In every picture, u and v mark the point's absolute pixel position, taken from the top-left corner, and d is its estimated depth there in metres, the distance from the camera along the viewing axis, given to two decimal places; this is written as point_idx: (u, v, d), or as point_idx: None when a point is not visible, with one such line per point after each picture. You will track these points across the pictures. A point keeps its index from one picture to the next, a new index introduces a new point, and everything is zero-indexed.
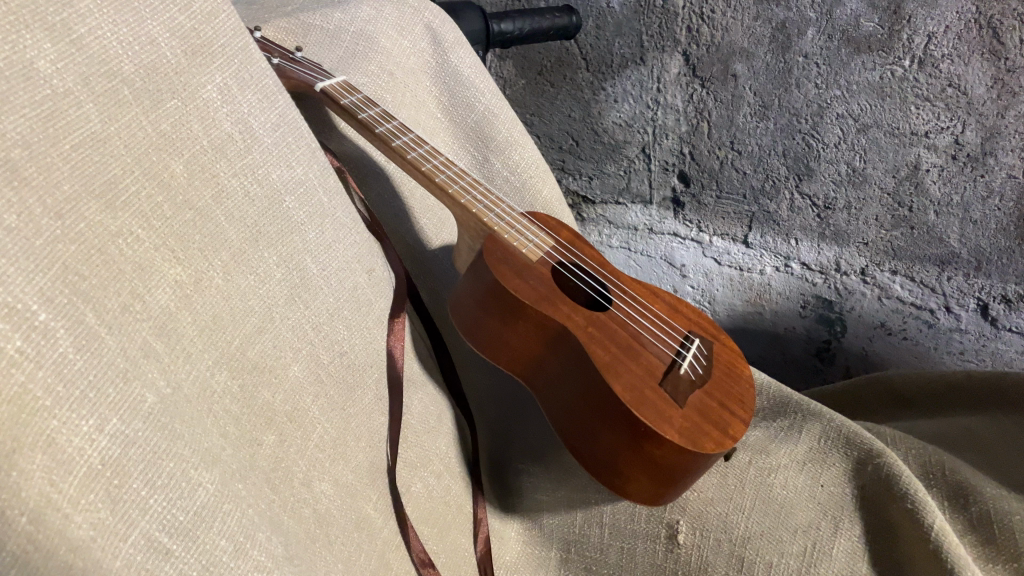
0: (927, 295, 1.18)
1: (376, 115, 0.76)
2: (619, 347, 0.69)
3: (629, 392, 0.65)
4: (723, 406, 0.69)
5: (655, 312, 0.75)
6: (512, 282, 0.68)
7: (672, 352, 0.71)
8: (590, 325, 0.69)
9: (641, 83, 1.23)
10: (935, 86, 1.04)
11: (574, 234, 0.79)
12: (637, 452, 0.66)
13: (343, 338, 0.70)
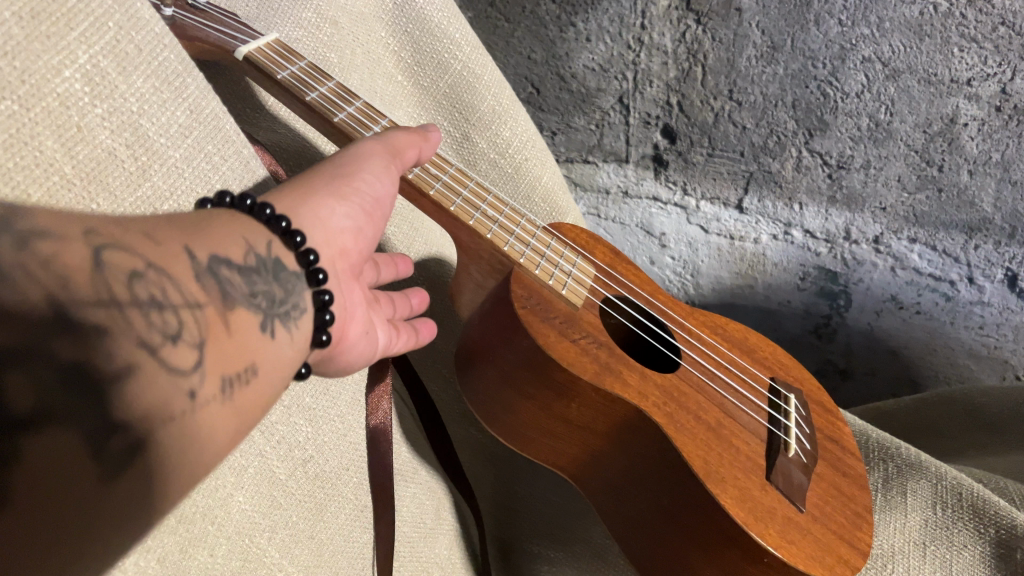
0: (948, 266, 1.03)
1: (330, 94, 0.54)
2: (712, 430, 0.56)
3: (738, 495, 0.53)
4: (844, 492, 0.57)
5: (725, 362, 0.63)
6: (568, 352, 0.55)
7: (768, 420, 0.59)
8: (669, 402, 0.56)
9: (621, 19, 1.00)
10: (985, 24, 0.83)
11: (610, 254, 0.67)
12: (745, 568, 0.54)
13: (307, 439, 0.49)
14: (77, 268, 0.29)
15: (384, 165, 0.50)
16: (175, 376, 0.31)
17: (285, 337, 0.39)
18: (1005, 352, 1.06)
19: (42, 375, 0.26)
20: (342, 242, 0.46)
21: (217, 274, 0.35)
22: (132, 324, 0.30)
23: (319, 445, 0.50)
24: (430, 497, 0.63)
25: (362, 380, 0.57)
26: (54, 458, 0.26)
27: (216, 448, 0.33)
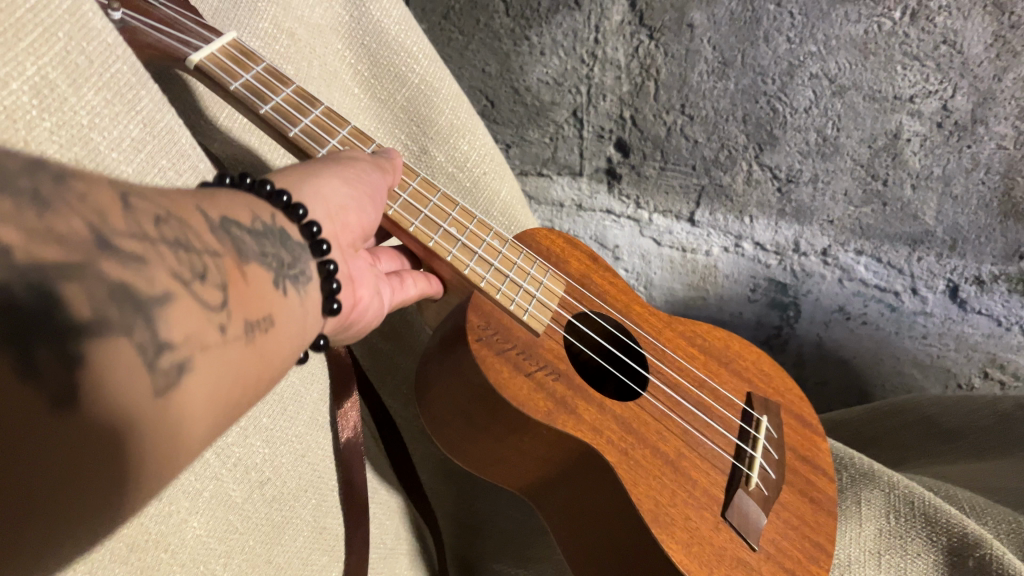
0: (893, 277, 1.06)
1: (285, 103, 0.54)
2: (666, 463, 0.60)
3: (682, 541, 0.57)
4: (796, 520, 0.62)
5: (683, 386, 0.67)
6: (521, 385, 0.58)
7: (724, 449, 0.64)
8: (626, 436, 0.60)
9: (575, 33, 1.01)
10: (928, 43, 0.85)
11: (581, 271, 0.71)
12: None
13: (265, 459, 0.48)
14: (111, 204, 0.29)
15: (373, 166, 0.53)
16: (208, 312, 0.31)
17: (296, 300, 0.40)
18: (947, 361, 1.09)
19: (96, 293, 0.26)
20: (342, 220, 0.48)
21: (230, 232, 0.36)
22: (166, 256, 0.30)
23: (277, 466, 0.49)
24: (389, 515, 0.62)
25: (324, 399, 0.56)
26: (111, 367, 0.27)
27: (244, 383, 0.34)
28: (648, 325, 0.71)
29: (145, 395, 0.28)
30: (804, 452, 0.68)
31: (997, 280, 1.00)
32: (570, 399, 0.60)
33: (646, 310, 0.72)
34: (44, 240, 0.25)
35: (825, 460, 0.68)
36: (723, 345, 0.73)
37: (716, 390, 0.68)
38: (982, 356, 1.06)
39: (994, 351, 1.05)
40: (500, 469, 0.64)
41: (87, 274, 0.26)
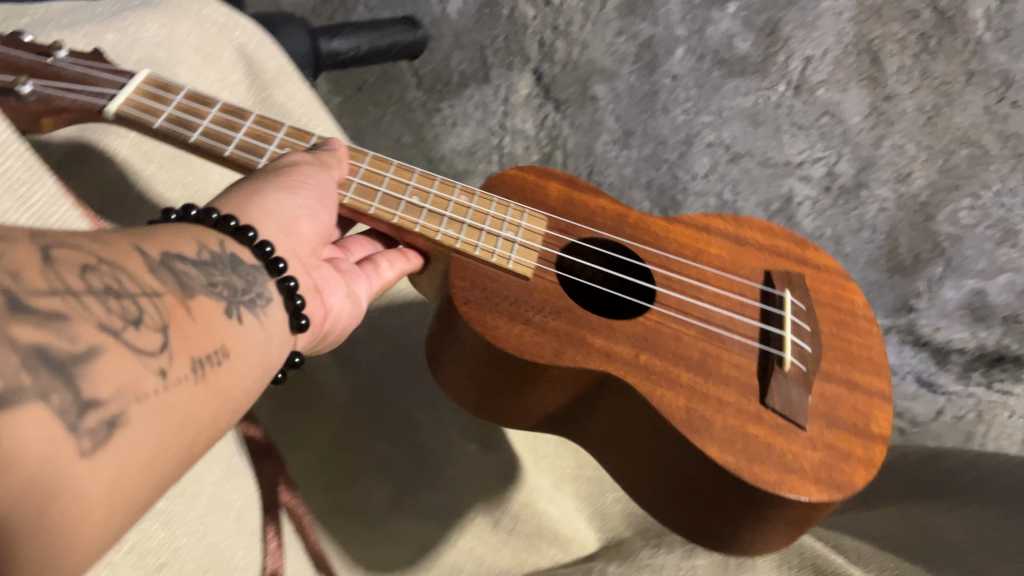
0: None
1: (213, 121, 0.63)
2: (688, 368, 0.65)
3: (729, 440, 0.61)
4: (836, 398, 0.66)
5: (690, 291, 0.72)
6: (517, 331, 0.65)
7: (745, 341, 0.68)
8: (638, 352, 0.66)
9: (485, 106, 1.07)
10: (811, 113, 0.92)
11: (565, 189, 0.78)
12: (769, 516, 0.61)
13: (159, 540, 0.49)
14: (33, 269, 0.34)
15: (319, 170, 0.60)
16: (141, 355, 0.36)
17: (247, 320, 0.46)
18: None
19: (15, 361, 0.31)
20: (296, 225, 0.56)
21: (167, 272, 0.41)
22: (91, 313, 0.35)
23: (174, 548, 0.50)
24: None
25: (224, 475, 0.57)
26: (31, 433, 0.31)
27: (194, 418, 0.39)
28: (653, 229, 0.76)
29: (69, 454, 0.32)
30: (835, 309, 0.73)
31: (891, 333, 1.09)
32: (568, 329, 0.66)
33: (640, 220, 0.77)
34: None
35: (863, 325, 0.72)
36: (727, 230, 0.77)
37: (727, 279, 0.73)
38: None
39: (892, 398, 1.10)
40: (541, 397, 0.69)
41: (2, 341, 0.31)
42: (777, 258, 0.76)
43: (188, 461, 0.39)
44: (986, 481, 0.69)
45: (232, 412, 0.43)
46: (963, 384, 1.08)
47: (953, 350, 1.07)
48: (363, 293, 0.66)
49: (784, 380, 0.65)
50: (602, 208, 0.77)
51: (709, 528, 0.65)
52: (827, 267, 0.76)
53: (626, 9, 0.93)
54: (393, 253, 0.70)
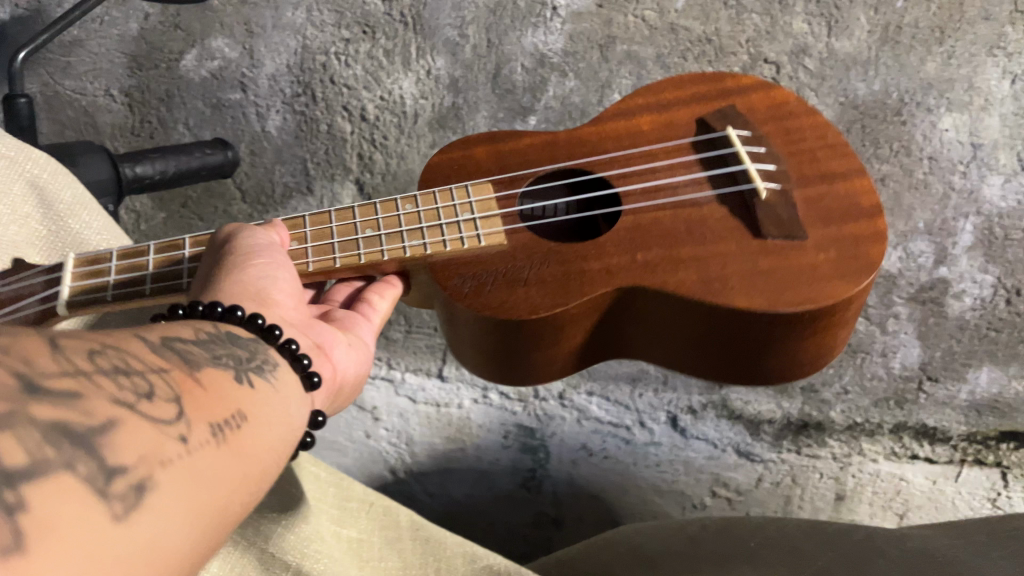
0: (622, 413, 1.17)
1: (157, 266, 0.72)
2: (681, 247, 0.73)
3: (748, 284, 0.70)
4: (813, 198, 0.74)
5: (650, 181, 0.78)
6: (519, 293, 0.72)
7: (716, 195, 0.76)
8: (635, 255, 0.74)
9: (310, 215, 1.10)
10: None
11: (488, 146, 0.83)
12: (822, 325, 0.71)
13: None
14: (43, 356, 0.37)
15: (266, 239, 0.67)
16: (163, 424, 0.39)
17: (262, 381, 0.50)
18: (681, 484, 1.19)
19: (36, 438, 0.34)
20: (273, 293, 0.62)
21: (172, 352, 0.45)
22: (105, 391, 0.38)
23: None
24: None
25: None
26: (60, 503, 0.33)
27: (227, 475, 0.42)
28: (588, 134, 0.82)
29: (102, 520, 0.34)
30: (774, 120, 0.80)
31: (706, 409, 1.15)
32: (564, 275, 0.73)
33: (570, 137, 0.82)
34: None
35: (807, 122, 0.79)
36: (649, 103, 0.83)
37: (679, 151, 0.80)
38: (708, 478, 1.18)
39: (717, 471, 1.17)
40: (575, 338, 0.77)
41: (22, 422, 0.34)
42: (703, 92, 0.83)
43: (223, 523, 0.41)
44: (770, 544, 0.73)
45: (262, 472, 0.45)
46: (776, 451, 1.16)
47: (764, 420, 1.14)
48: (369, 335, 0.72)
49: (761, 210, 0.73)
50: (534, 142, 0.82)
51: (775, 358, 0.75)
52: (750, 82, 0.82)
53: (437, 123, 1.03)
54: (378, 285, 0.76)
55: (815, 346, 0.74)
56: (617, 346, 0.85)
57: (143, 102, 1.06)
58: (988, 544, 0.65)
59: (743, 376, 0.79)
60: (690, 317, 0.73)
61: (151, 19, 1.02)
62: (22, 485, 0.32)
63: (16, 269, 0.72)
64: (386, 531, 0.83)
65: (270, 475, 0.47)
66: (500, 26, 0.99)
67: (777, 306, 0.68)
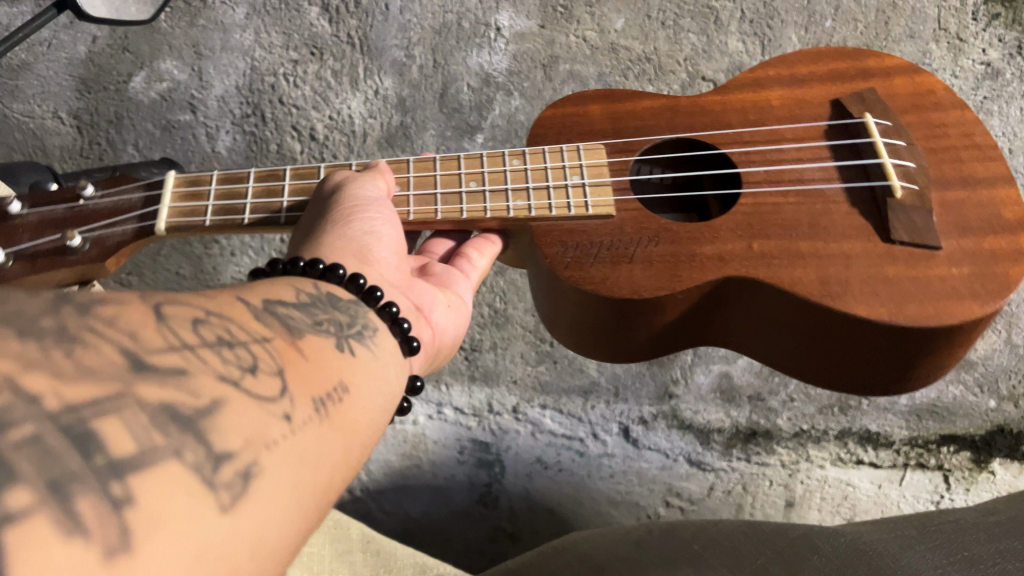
0: (575, 425, 1.18)
1: (256, 194, 0.76)
2: (801, 239, 0.73)
3: (869, 292, 0.70)
4: (954, 201, 0.73)
5: (774, 161, 0.78)
6: (624, 273, 0.74)
7: (843, 185, 0.76)
8: (752, 242, 0.74)
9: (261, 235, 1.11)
10: None
11: (606, 107, 0.85)
12: (937, 347, 0.71)
13: None
14: (145, 331, 0.39)
15: (370, 192, 0.69)
16: (265, 402, 0.40)
17: (363, 353, 0.51)
18: (635, 496, 1.15)
19: (141, 417, 0.35)
20: (375, 249, 0.64)
21: (273, 323, 0.47)
22: (209, 368, 0.39)
23: None
24: None
25: None
26: (171, 489, 0.33)
27: (327, 456, 0.42)
28: (712, 104, 0.83)
29: (211, 508, 0.34)
30: (918, 111, 0.80)
31: (657, 419, 1.17)
32: (672, 256, 0.74)
33: (692, 104, 0.84)
34: (75, 377, 0.34)
35: (953, 116, 0.79)
36: (781, 76, 0.84)
37: (807, 132, 0.80)
38: (661, 487, 1.15)
39: (671, 480, 1.15)
40: (671, 319, 0.78)
41: (130, 403, 0.35)
42: (842, 80, 0.83)
43: (324, 504, 0.42)
44: (712, 544, 0.75)
45: (361, 445, 0.47)
46: (727, 459, 1.16)
47: (714, 429, 1.16)
48: (467, 289, 0.78)
49: (898, 207, 0.72)
50: (652, 106, 0.84)
51: (875, 368, 0.75)
52: (896, 66, 0.83)
53: (386, 143, 1.05)
54: (478, 241, 0.81)
55: (924, 363, 0.74)
56: (716, 333, 0.86)
57: (91, 125, 1.06)
58: (915, 537, 0.69)
59: (843, 382, 0.80)
60: (795, 313, 0.73)
61: (100, 42, 1.06)
62: (129, 476, 0.32)
63: (119, 183, 0.78)
64: (336, 545, 0.83)
65: (366, 451, 0.48)
66: (446, 46, 1.06)
67: (891, 319, 0.68)
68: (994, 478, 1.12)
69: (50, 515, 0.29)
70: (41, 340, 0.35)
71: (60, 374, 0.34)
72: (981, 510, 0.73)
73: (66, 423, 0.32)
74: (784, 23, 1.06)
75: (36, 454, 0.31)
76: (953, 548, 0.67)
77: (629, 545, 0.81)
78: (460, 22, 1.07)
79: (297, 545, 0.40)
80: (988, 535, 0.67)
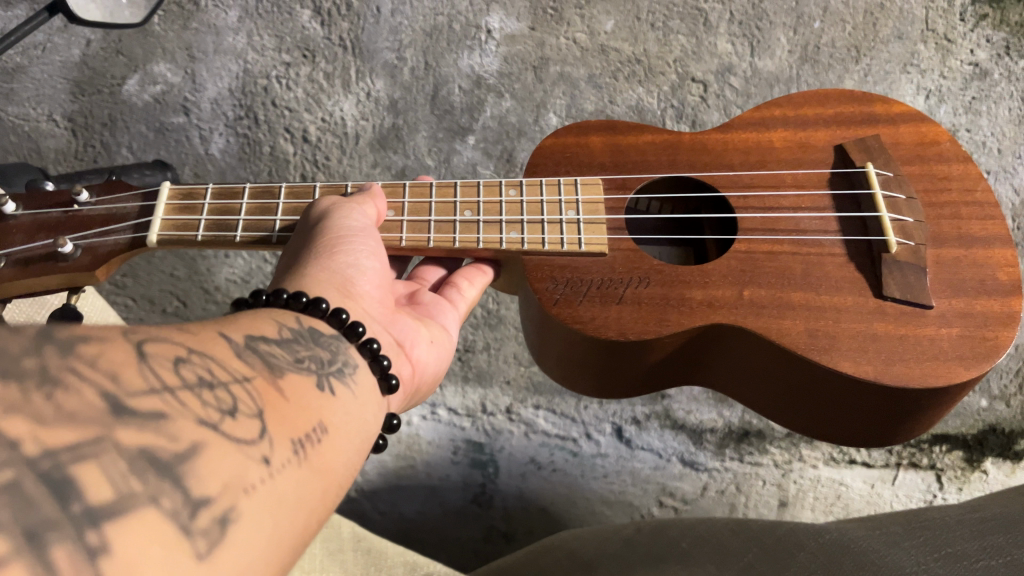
0: (568, 425, 1.18)
1: (250, 212, 0.76)
2: (794, 289, 0.74)
3: (856, 348, 0.70)
4: (951, 259, 0.73)
5: (771, 208, 0.79)
6: (613, 313, 0.74)
7: (841, 237, 0.76)
8: (743, 289, 0.74)
9: None
10: None
11: (606, 139, 0.85)
12: (920, 407, 0.71)
13: None
14: (124, 369, 0.38)
15: (357, 220, 0.69)
16: (244, 445, 0.40)
17: (340, 393, 0.52)
18: (629, 496, 1.16)
19: (120, 465, 0.34)
20: (357, 285, 0.64)
21: (252, 360, 0.46)
22: (189, 411, 0.39)
23: None
24: None
25: None
26: (149, 537, 0.33)
27: (302, 498, 0.43)
28: (712, 142, 0.83)
29: (188, 556, 0.34)
30: (921, 162, 0.80)
31: (650, 418, 1.18)
32: (662, 298, 0.74)
33: (695, 141, 0.83)
34: (55, 419, 0.33)
35: (956, 168, 0.79)
36: (786, 118, 0.84)
37: (806, 178, 0.80)
38: (654, 487, 1.16)
39: (664, 479, 1.16)
40: (655, 359, 0.79)
41: (109, 448, 0.34)
42: (844, 126, 0.83)
43: (295, 549, 0.42)
44: (699, 542, 0.75)
45: (336, 487, 0.47)
46: (719, 459, 1.16)
47: (706, 429, 1.17)
48: (453, 320, 0.78)
49: (895, 266, 0.72)
50: (653, 141, 0.84)
51: (853, 420, 0.76)
52: (903, 115, 0.83)
53: (378, 144, 1.07)
54: (470, 270, 0.81)
55: (903, 420, 0.74)
56: (699, 375, 0.86)
57: (86, 127, 1.07)
58: (899, 534, 0.70)
59: (821, 431, 0.80)
60: (780, 363, 0.74)
61: (93, 46, 1.07)
62: (105, 525, 0.32)
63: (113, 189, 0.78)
64: (328, 544, 0.83)
65: (341, 490, 0.49)
66: (437, 48, 1.07)
67: (877, 377, 0.68)
68: (986, 477, 1.13)
69: (26, 566, 0.29)
70: (24, 382, 0.33)
71: (40, 419, 0.33)
72: (965, 507, 0.74)
73: (45, 469, 0.31)
74: (773, 25, 1.06)
75: (13, 502, 0.30)
76: (938, 545, 0.67)
77: (620, 543, 0.81)
78: (451, 24, 1.07)
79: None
80: (972, 532, 0.67)
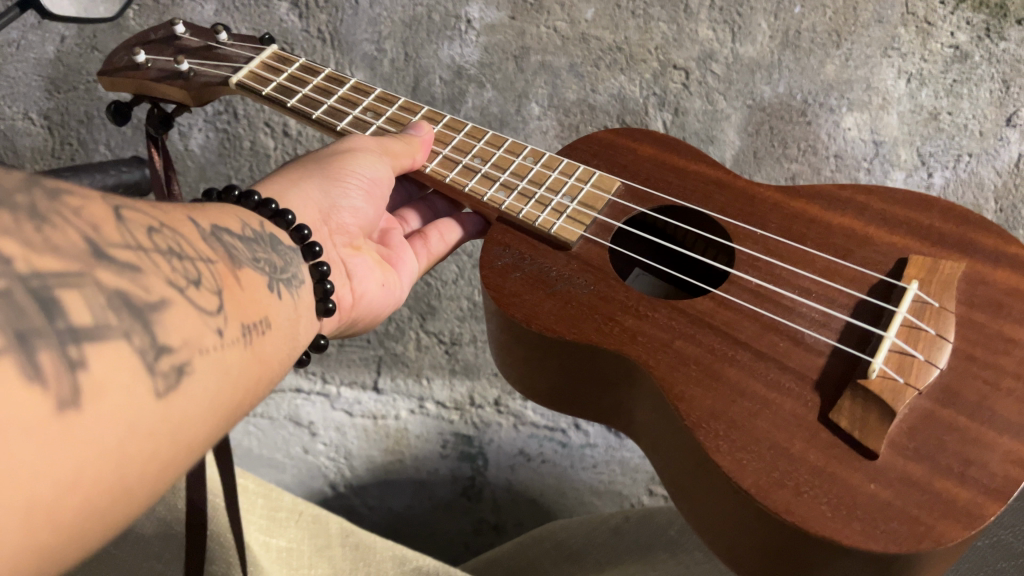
0: (557, 417, 1.15)
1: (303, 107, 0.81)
2: (738, 358, 0.64)
3: (756, 438, 0.59)
4: (945, 424, 0.57)
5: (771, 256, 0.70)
6: (527, 306, 0.70)
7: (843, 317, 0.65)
8: (692, 331, 0.66)
9: None
10: None
11: (653, 154, 0.81)
12: (801, 552, 0.56)
13: None
14: (105, 222, 0.42)
15: (353, 155, 0.73)
16: (205, 315, 0.45)
17: (288, 297, 0.58)
18: (618, 485, 1.17)
19: (97, 295, 0.38)
20: (315, 208, 0.70)
21: (218, 244, 0.51)
22: (160, 270, 0.43)
23: None
24: None
25: None
26: (116, 366, 0.38)
27: (243, 374, 0.48)
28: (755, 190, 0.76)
29: (148, 393, 0.39)
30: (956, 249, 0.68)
31: None
32: (591, 309, 0.69)
33: (743, 188, 0.76)
34: (43, 249, 0.37)
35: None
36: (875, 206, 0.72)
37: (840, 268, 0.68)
38: (644, 476, 1.16)
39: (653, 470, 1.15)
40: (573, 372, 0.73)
41: (91, 284, 0.38)
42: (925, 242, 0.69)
43: (230, 412, 0.47)
44: (687, 528, 0.76)
45: (269, 378, 0.53)
46: None
47: None
48: (413, 261, 0.84)
49: (861, 396, 0.58)
50: (699, 171, 0.79)
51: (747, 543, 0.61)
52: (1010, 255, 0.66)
53: None
54: (445, 223, 0.85)
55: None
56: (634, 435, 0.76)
57: (62, 125, 1.11)
58: None
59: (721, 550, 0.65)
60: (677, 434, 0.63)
61: (68, 42, 1.06)
62: (84, 344, 0.37)
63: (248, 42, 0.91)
64: (315, 541, 0.84)
65: (273, 381, 0.54)
66: (416, 39, 1.07)
67: (758, 498, 0.55)
68: None
69: (16, 361, 0.33)
70: (15, 213, 0.37)
71: (31, 245, 0.36)
72: None
73: (34, 287, 0.35)
74: (753, 10, 1.03)
75: (9, 307, 0.34)
76: None
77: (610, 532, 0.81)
78: (431, 15, 1.06)
79: (206, 443, 0.45)
80: None
